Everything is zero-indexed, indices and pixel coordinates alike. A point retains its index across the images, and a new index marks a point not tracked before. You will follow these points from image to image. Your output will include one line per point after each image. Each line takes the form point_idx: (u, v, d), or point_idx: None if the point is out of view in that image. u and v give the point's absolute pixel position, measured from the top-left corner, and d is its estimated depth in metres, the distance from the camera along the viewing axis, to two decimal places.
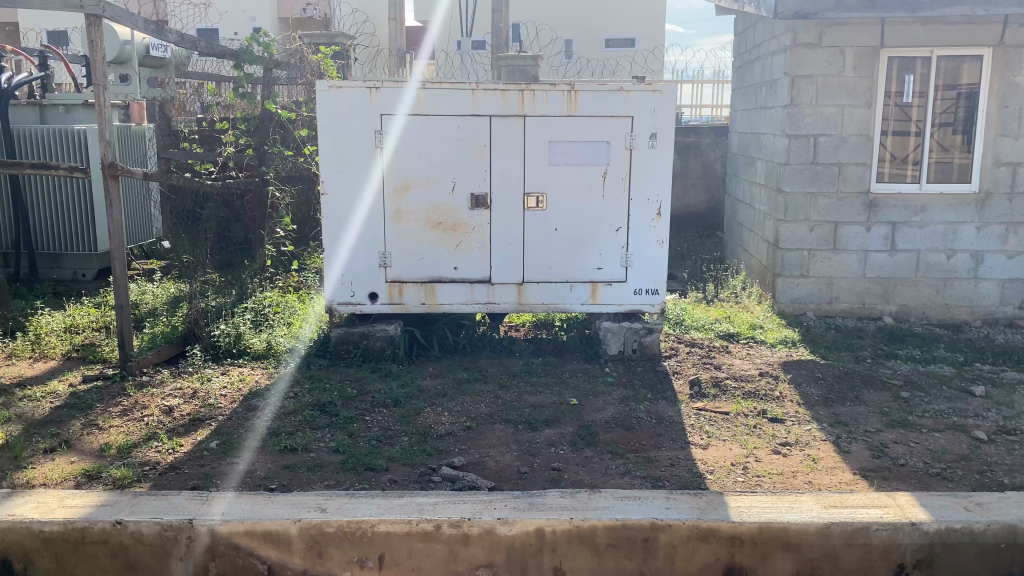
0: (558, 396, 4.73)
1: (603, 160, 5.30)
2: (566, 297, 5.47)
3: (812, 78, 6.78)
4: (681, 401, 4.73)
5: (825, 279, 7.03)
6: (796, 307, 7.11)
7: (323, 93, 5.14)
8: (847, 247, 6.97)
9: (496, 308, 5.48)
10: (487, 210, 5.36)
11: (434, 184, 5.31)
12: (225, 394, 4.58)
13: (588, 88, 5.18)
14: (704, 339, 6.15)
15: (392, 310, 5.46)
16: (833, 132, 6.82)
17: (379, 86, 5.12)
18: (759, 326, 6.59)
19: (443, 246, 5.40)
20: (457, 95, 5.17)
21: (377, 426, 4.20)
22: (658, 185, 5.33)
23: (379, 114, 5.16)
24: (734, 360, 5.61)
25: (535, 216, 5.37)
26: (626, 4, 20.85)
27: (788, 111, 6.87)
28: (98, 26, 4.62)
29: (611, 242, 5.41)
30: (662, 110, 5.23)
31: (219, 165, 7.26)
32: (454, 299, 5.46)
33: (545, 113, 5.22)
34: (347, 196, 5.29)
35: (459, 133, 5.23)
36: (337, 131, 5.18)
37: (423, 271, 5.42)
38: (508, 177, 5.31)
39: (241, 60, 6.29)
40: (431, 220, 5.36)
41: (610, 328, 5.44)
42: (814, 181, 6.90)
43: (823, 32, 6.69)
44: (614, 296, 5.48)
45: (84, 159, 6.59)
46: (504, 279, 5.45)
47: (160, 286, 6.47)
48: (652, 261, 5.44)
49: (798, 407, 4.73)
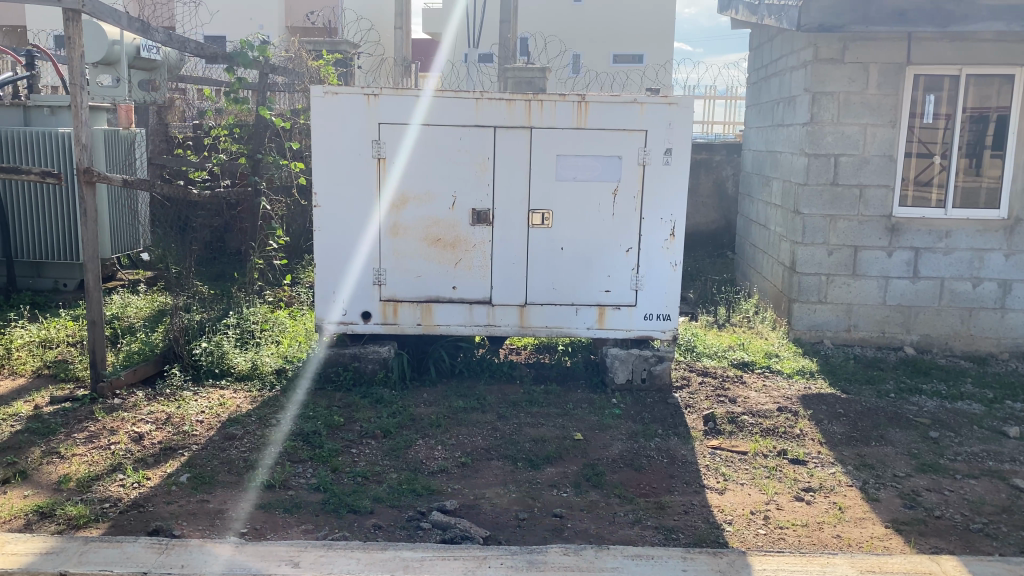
0: (562, 429, 4.38)
1: (614, 176, 4.97)
2: (571, 320, 5.13)
3: (833, 95, 6.46)
4: (695, 438, 4.38)
5: (843, 306, 6.69)
6: (813, 335, 6.76)
7: (318, 99, 4.84)
8: (867, 272, 6.63)
9: (497, 331, 5.14)
10: (489, 227, 5.03)
11: (433, 198, 4.99)
12: (201, 420, 4.23)
13: (599, 99, 4.86)
14: (716, 367, 5.82)
15: (385, 331, 5.12)
16: (854, 152, 6.50)
17: (378, 93, 4.82)
18: (775, 355, 6.25)
19: (441, 264, 5.07)
20: (460, 104, 4.86)
21: (363, 460, 3.86)
22: (672, 203, 5.00)
23: (377, 123, 4.87)
24: (749, 392, 5.26)
25: (540, 234, 5.04)
26: (634, 19, 20.62)
27: (808, 130, 6.55)
28: (76, 22, 4.28)
29: (620, 264, 5.08)
30: (678, 125, 4.91)
31: (212, 174, 6.98)
32: (452, 320, 5.12)
33: (553, 125, 4.90)
34: (341, 210, 4.97)
35: (461, 144, 4.92)
36: (332, 139, 4.88)
37: (420, 290, 5.08)
38: (512, 192, 4.99)
39: (235, 63, 5.95)
40: (429, 236, 5.03)
41: (617, 356, 5.09)
42: (833, 203, 6.58)
43: (846, 47, 6.38)
44: (622, 321, 5.14)
45: (69, 164, 6.27)
46: (505, 300, 5.11)
47: (144, 299, 6.16)
48: (664, 284, 5.10)
49: (820, 447, 4.38)
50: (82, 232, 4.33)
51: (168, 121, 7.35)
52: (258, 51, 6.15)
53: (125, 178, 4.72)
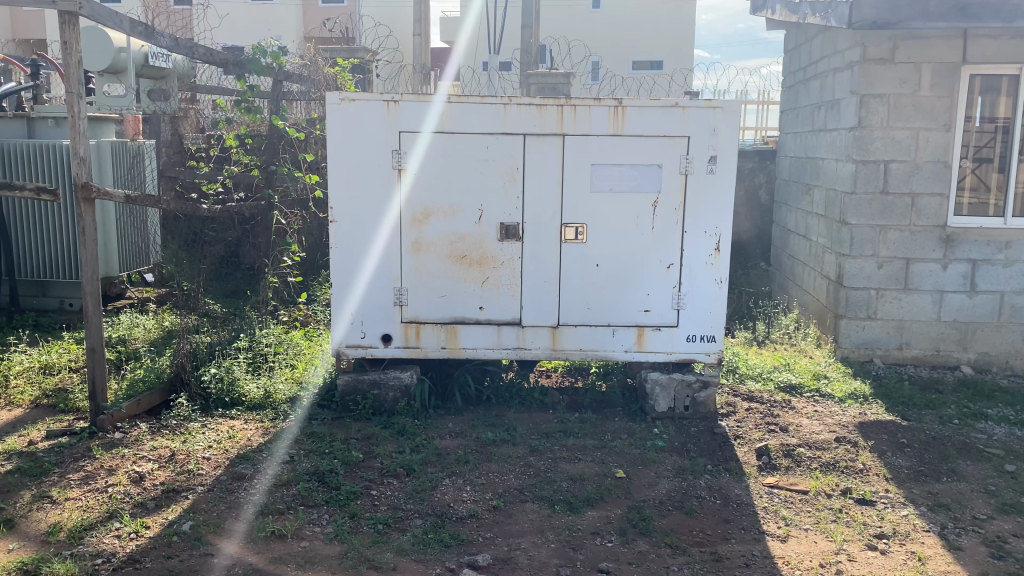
0: (601, 466, 3.99)
1: (654, 186, 4.59)
2: (608, 342, 4.75)
3: (883, 97, 6.04)
4: (749, 475, 3.98)
5: (895, 322, 6.25)
6: (862, 353, 6.32)
7: (334, 107, 4.50)
8: (920, 286, 6.19)
9: (527, 355, 4.77)
10: (518, 242, 4.66)
11: (458, 212, 4.63)
12: (208, 458, 3.87)
13: (637, 103, 4.50)
14: (763, 391, 5.44)
15: (407, 355, 4.75)
16: (906, 158, 6.07)
17: (399, 99, 4.48)
18: (824, 377, 5.83)
19: (467, 282, 4.70)
20: (487, 110, 4.51)
21: (385, 504, 3.50)
22: (717, 215, 4.61)
23: (398, 132, 4.52)
24: (801, 420, 4.86)
25: (574, 249, 4.66)
26: (653, 26, 20.28)
27: (855, 135, 6.13)
28: (74, 25, 3.93)
29: (660, 281, 4.69)
30: (723, 130, 4.53)
31: (227, 188, 6.68)
32: (478, 343, 4.75)
33: (587, 132, 4.54)
34: (359, 225, 4.61)
35: (488, 153, 4.56)
36: (349, 149, 4.54)
37: (444, 310, 4.72)
38: (543, 204, 4.62)
39: (247, 71, 5.58)
40: (453, 252, 4.67)
41: (658, 381, 4.69)
42: (884, 213, 6.15)
43: (896, 46, 5.97)
44: (662, 342, 4.75)
45: (69, 181, 5.99)
46: (536, 321, 4.73)
47: (152, 320, 5.85)
48: (708, 303, 4.71)
49: (887, 484, 3.97)
50: (80, 251, 4.01)
51: (181, 132, 7.05)
52: (272, 57, 5.76)
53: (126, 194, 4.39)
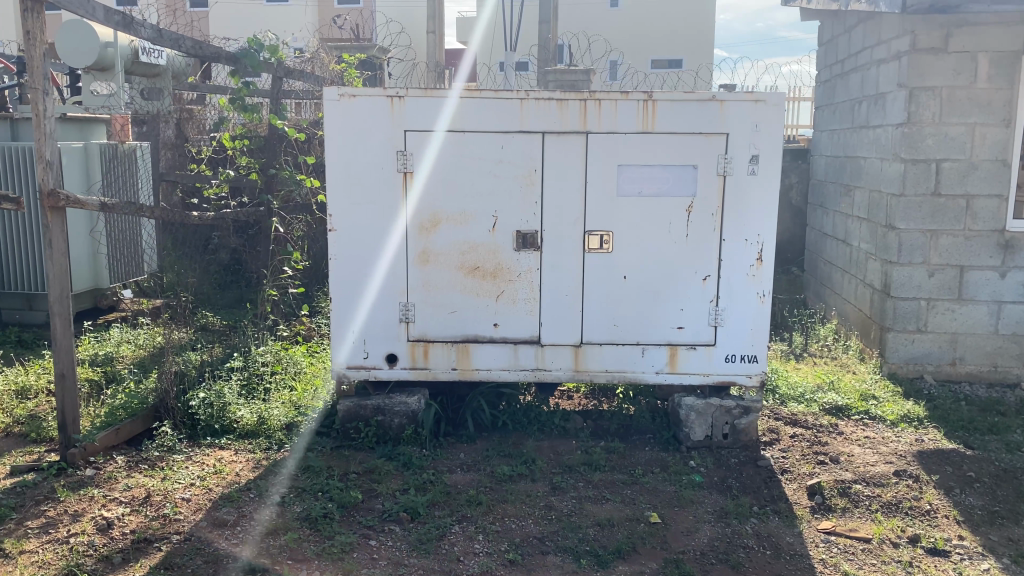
0: (632, 508, 3.53)
1: (687, 190, 4.12)
2: (636, 363, 4.27)
3: (935, 90, 5.53)
4: (801, 519, 3.50)
5: (947, 336, 5.74)
6: (911, 369, 5.80)
7: (332, 104, 4.07)
8: (975, 297, 5.68)
9: (547, 377, 4.30)
10: (537, 252, 4.20)
11: (470, 218, 4.18)
12: (188, 499, 3.45)
13: (669, 97, 4.04)
14: (807, 415, 4.96)
15: (414, 377, 4.29)
16: (960, 156, 5.55)
17: (404, 94, 4.04)
18: (872, 397, 5.32)
19: (480, 297, 4.24)
20: (501, 106, 4.06)
21: (385, 557, 3.05)
22: (758, 221, 4.14)
23: (403, 131, 4.08)
24: (853, 450, 4.38)
25: (599, 259, 4.19)
26: (670, 25, 19.80)
27: (903, 132, 5.62)
28: (37, 13, 3.49)
29: (695, 295, 4.22)
30: (766, 126, 4.07)
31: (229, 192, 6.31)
32: (493, 364, 4.28)
33: (613, 129, 4.08)
34: (360, 234, 4.17)
35: (503, 154, 4.11)
36: (349, 150, 4.10)
37: (454, 328, 4.26)
38: (564, 209, 4.16)
39: (243, 65, 5.15)
40: (465, 264, 4.21)
41: (693, 407, 4.23)
42: (935, 216, 5.63)
43: (948, 34, 5.48)
44: (698, 363, 4.27)
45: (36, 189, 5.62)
46: (557, 340, 4.27)
47: (144, 334, 5.45)
48: (748, 320, 4.23)
49: (961, 530, 3.47)
50: (46, 266, 3.60)
51: (182, 132, 6.68)
52: (269, 51, 5.33)
53: (101, 202, 4.02)
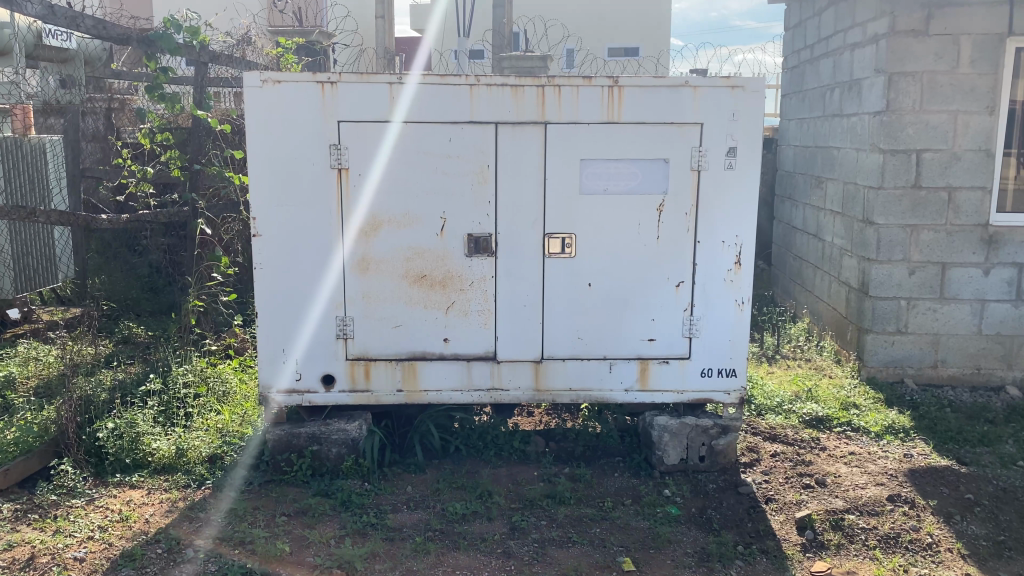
0: (602, 554, 3.10)
1: (657, 187, 3.69)
2: (604, 379, 3.84)
3: (915, 76, 5.18)
4: (792, 561, 3.11)
5: (929, 337, 5.41)
6: (891, 373, 5.47)
7: (253, 91, 3.55)
8: (957, 295, 5.36)
9: (504, 398, 3.84)
10: (491, 257, 3.73)
11: (415, 221, 3.69)
12: (81, 560, 2.95)
13: (637, 83, 3.60)
14: (786, 428, 4.58)
15: (354, 401, 3.80)
16: (941, 147, 5.21)
17: (336, 79, 3.55)
18: (854, 406, 4.95)
19: (427, 309, 3.76)
20: (449, 93, 3.58)
21: None
22: (737, 220, 3.72)
23: (336, 122, 3.58)
24: (840, 469, 4.01)
25: (560, 266, 3.74)
26: (625, 13, 19.44)
27: (881, 120, 5.26)
28: None
29: (668, 303, 3.79)
30: (744, 116, 3.65)
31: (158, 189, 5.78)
32: (443, 384, 3.81)
33: (575, 119, 3.63)
34: (289, 240, 3.65)
35: (452, 148, 3.63)
36: (275, 144, 3.59)
37: (399, 345, 3.77)
38: (520, 209, 3.70)
39: (157, 50, 4.56)
40: (410, 272, 3.73)
41: (667, 427, 3.83)
42: (915, 210, 5.28)
43: (930, 15, 5.12)
44: (672, 379, 3.85)
45: None
46: (514, 356, 3.81)
47: (52, 350, 4.87)
48: (726, 330, 3.82)
49: (970, 567, 3.10)
50: None
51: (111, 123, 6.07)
52: (189, 33, 4.75)
53: None
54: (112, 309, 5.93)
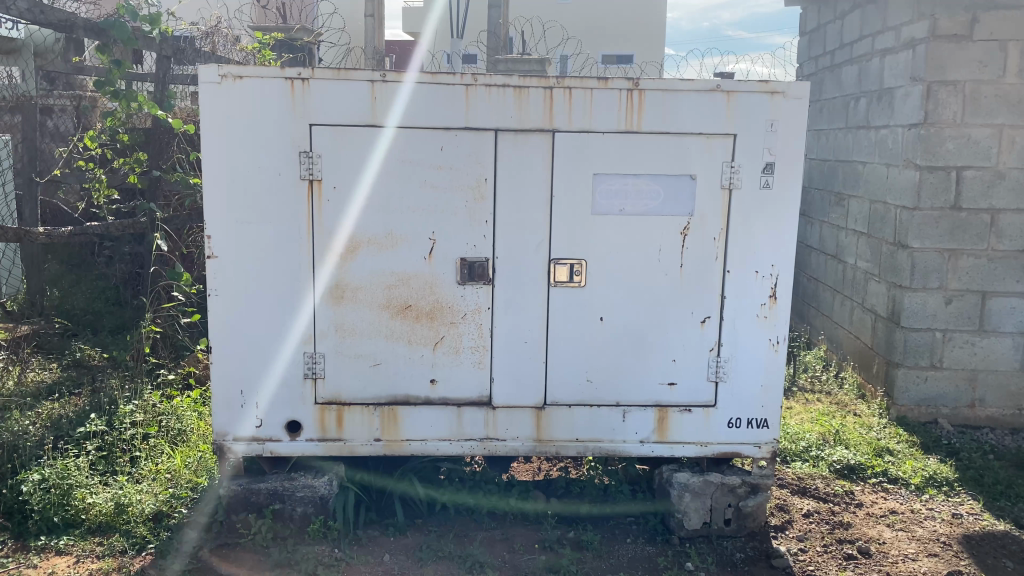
0: None
1: (681, 207, 3.17)
2: (616, 429, 3.31)
3: (957, 85, 4.68)
4: None
5: (965, 373, 4.91)
6: (923, 412, 4.96)
7: (210, 88, 3.01)
8: (998, 328, 4.86)
9: (499, 449, 3.30)
10: (487, 287, 3.20)
11: (398, 243, 3.15)
12: None
13: (660, 86, 3.08)
14: (816, 480, 4.05)
15: (324, 451, 3.26)
16: (984, 164, 4.72)
17: (309, 76, 3.01)
18: (888, 452, 4.43)
19: (411, 345, 3.22)
20: (441, 94, 3.05)
21: None
22: (774, 246, 3.20)
23: (307, 125, 3.04)
24: (884, 535, 3.49)
25: (567, 297, 3.21)
26: (621, 20, 18.98)
27: (917, 134, 4.77)
28: None
29: (692, 342, 3.26)
30: (785, 127, 3.13)
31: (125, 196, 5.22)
32: (429, 433, 3.26)
33: (586, 126, 3.10)
34: (247, 263, 3.11)
35: (442, 158, 3.10)
36: (235, 150, 3.04)
37: (378, 386, 3.23)
38: (522, 230, 3.17)
39: (111, 39, 4.05)
40: (392, 302, 3.19)
41: (688, 486, 3.31)
42: (954, 234, 4.78)
43: (975, 19, 4.63)
44: (694, 429, 3.32)
45: None
46: (512, 401, 3.27)
47: None
48: (758, 373, 3.30)
49: None
50: None
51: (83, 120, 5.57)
52: (148, 22, 4.21)
53: None
54: (68, 327, 5.38)
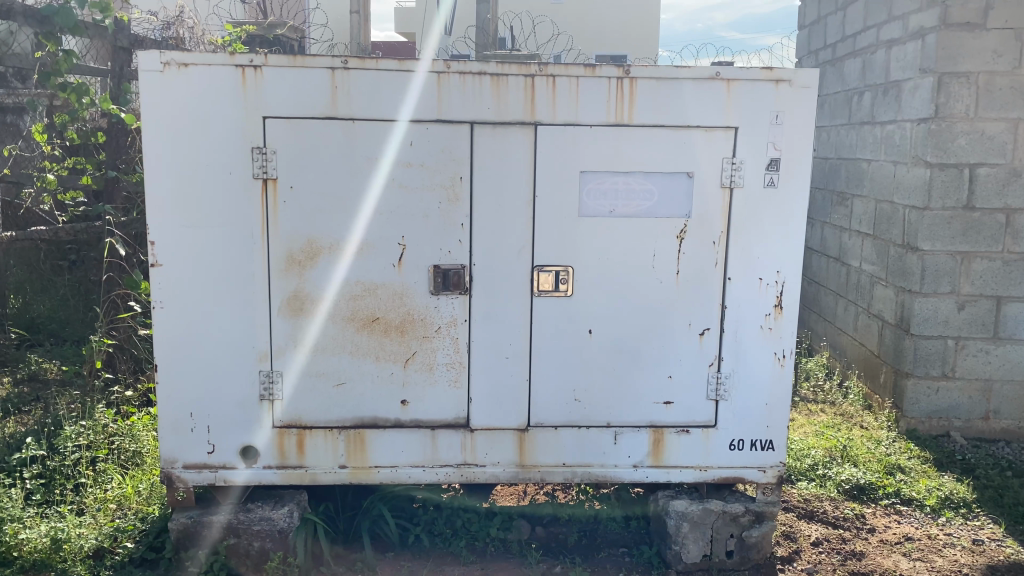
0: None
1: (677, 208, 2.86)
2: (606, 453, 3.00)
3: (969, 77, 4.39)
4: None
5: (979, 383, 4.62)
6: (934, 424, 4.66)
7: (152, 77, 2.70)
8: (1014, 335, 4.56)
9: (478, 476, 2.99)
10: (463, 297, 2.88)
11: (363, 249, 2.83)
12: None
13: (653, 74, 2.77)
14: (824, 502, 3.75)
15: (283, 480, 2.94)
16: (998, 161, 4.43)
17: (261, 62, 2.70)
18: (899, 470, 4.12)
19: (379, 362, 2.91)
20: (410, 84, 2.74)
21: None
22: (779, 252, 2.90)
23: (260, 117, 2.72)
24: (900, 566, 3.20)
25: (551, 308, 2.90)
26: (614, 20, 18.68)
27: (927, 129, 4.47)
28: None
29: (689, 356, 2.96)
30: (791, 119, 2.83)
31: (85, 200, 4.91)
32: (399, 459, 2.95)
33: (571, 119, 2.79)
34: (195, 270, 2.79)
35: (412, 155, 2.79)
36: (180, 146, 2.73)
37: (343, 408, 2.91)
38: (500, 234, 2.86)
39: (55, 28, 3.91)
40: (357, 314, 2.87)
41: (686, 515, 3.01)
42: (967, 235, 4.49)
43: (988, 6, 4.34)
44: (692, 452, 3.02)
45: None
46: (491, 423, 2.96)
47: None
48: (762, 391, 2.99)
49: None
50: None
51: None
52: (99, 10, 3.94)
53: None
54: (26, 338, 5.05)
